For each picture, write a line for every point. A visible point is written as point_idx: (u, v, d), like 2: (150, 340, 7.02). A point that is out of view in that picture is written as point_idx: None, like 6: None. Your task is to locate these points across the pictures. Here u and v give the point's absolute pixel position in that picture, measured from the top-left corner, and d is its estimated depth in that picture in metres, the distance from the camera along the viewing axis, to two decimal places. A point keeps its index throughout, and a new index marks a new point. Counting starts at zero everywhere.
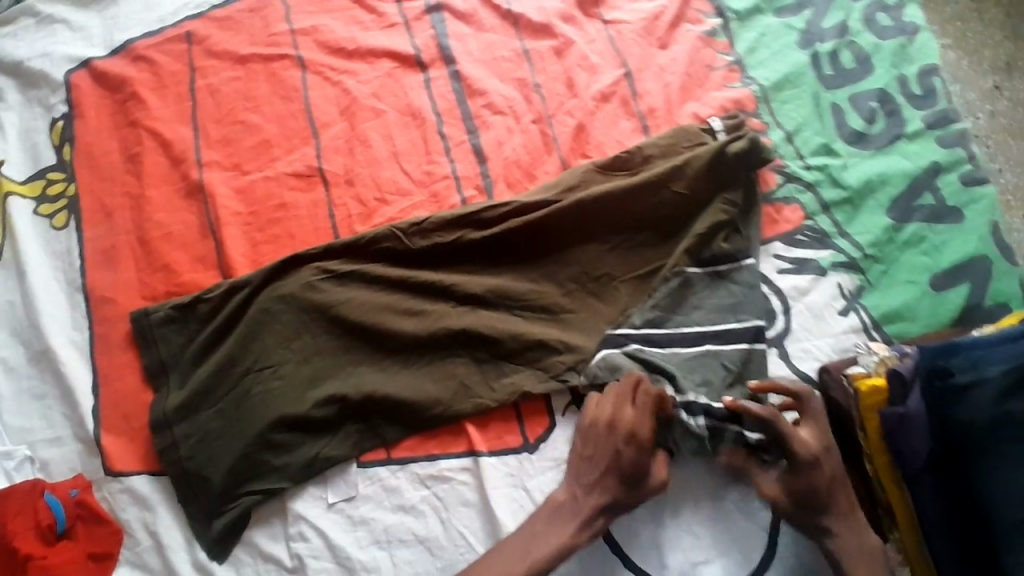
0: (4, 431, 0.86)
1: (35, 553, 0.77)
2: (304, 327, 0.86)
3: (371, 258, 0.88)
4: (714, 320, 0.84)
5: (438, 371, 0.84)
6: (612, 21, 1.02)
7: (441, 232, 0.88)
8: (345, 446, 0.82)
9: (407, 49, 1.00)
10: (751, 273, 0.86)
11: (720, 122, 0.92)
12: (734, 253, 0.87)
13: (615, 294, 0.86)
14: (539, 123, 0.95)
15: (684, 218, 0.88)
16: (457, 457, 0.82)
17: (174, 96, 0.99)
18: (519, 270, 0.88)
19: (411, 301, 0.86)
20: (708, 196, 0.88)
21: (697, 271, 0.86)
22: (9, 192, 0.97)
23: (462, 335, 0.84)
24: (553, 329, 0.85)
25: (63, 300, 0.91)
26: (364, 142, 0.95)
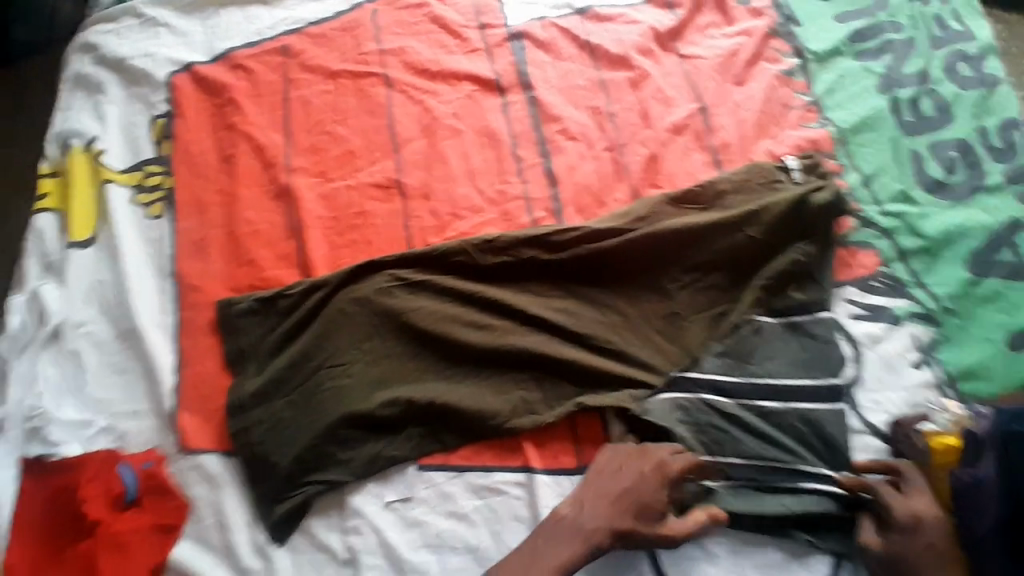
0: (86, 402, 0.93)
1: (105, 519, 0.84)
2: (377, 330, 0.90)
3: (444, 270, 0.92)
4: (784, 372, 0.85)
5: (500, 384, 0.87)
6: (689, 56, 1.05)
7: (512, 250, 0.91)
8: (405, 447, 0.85)
9: (488, 73, 1.04)
10: (826, 326, 0.88)
11: (795, 161, 0.95)
12: (808, 303, 0.89)
13: (683, 332, 0.88)
14: (612, 151, 0.98)
15: (755, 262, 0.90)
16: (512, 471, 0.84)
17: (269, 104, 1.06)
18: (586, 295, 0.90)
19: (479, 315, 0.89)
20: (783, 244, 0.91)
21: (773, 323, 0.88)
22: (110, 180, 1.05)
23: (527, 353, 0.86)
24: (615, 357, 0.87)
25: (153, 284, 0.98)
26: (442, 159, 1.00)
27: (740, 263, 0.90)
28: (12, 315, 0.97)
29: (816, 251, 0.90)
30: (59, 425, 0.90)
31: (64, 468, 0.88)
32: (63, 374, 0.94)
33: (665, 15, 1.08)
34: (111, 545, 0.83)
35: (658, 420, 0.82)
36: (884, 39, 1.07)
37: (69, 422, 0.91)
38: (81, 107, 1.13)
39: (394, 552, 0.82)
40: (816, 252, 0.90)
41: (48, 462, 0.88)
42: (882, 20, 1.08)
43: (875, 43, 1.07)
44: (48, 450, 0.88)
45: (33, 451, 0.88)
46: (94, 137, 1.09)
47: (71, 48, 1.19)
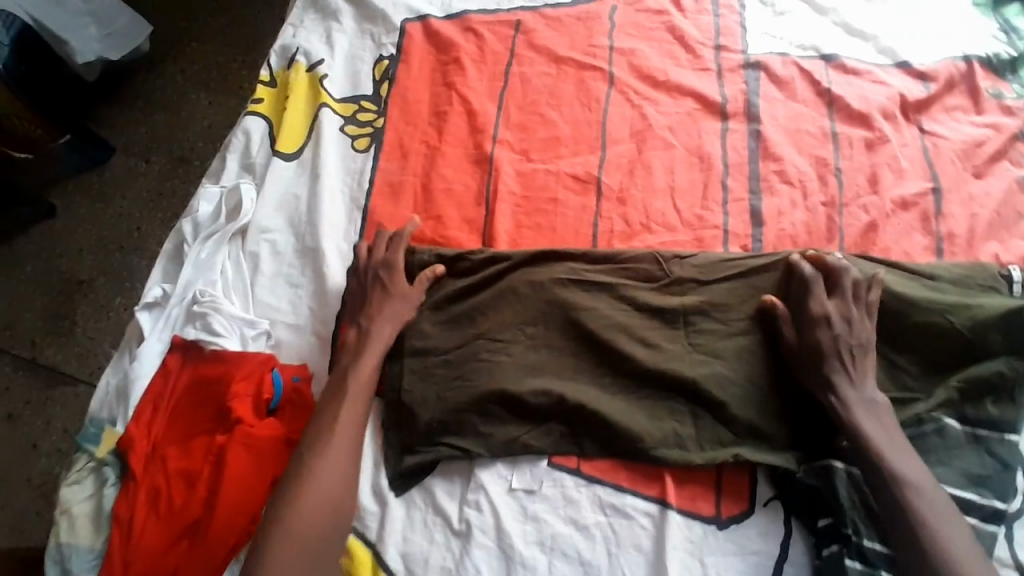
0: (254, 302, 0.96)
1: (246, 420, 0.86)
2: (544, 314, 0.89)
3: (625, 276, 0.91)
4: (957, 484, 0.77)
5: (654, 408, 0.84)
6: (933, 132, 0.97)
7: (703, 273, 0.89)
8: (544, 440, 0.84)
9: (715, 95, 1.01)
10: (1011, 449, 0.78)
11: (1021, 272, 0.86)
12: (1002, 421, 0.79)
13: None
14: (828, 207, 0.92)
15: (955, 362, 0.83)
16: (644, 499, 0.80)
17: (490, 72, 1.08)
18: (768, 348, 0.85)
19: (651, 331, 0.87)
20: (987, 354, 0.82)
21: (957, 430, 0.79)
22: (326, 105, 1.08)
23: (693, 387, 0.83)
24: (782, 418, 0.82)
25: (342, 212, 1.01)
26: (646, 168, 0.98)
27: (939, 360, 0.83)
28: (204, 204, 1.03)
29: None
30: (225, 316, 0.93)
31: (220, 360, 0.90)
32: (238, 270, 0.98)
33: (917, 85, 1.01)
34: (246, 445, 0.84)
35: (824, 488, 0.77)
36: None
37: (236, 316, 0.93)
38: (312, 29, 1.17)
39: (506, 539, 0.80)
40: None
41: (205, 349, 0.91)
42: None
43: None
44: (204, 337, 0.92)
45: (187, 333, 0.92)
46: (320, 61, 1.12)
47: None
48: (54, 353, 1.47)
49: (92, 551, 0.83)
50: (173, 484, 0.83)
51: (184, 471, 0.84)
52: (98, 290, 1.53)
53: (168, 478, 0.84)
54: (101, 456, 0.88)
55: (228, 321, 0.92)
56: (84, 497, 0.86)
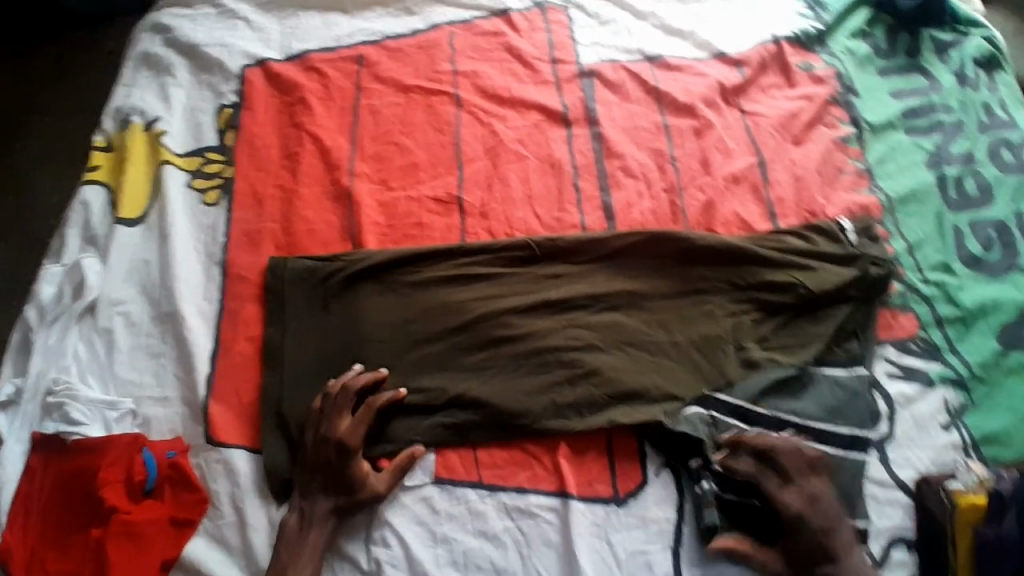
0: (112, 381, 0.89)
1: (122, 507, 0.79)
2: (428, 309, 0.91)
3: (499, 263, 0.94)
4: (817, 415, 0.85)
5: (533, 382, 0.86)
6: (751, 112, 1.09)
7: (573, 252, 0.95)
8: (427, 432, 0.85)
9: (556, 105, 1.07)
10: (860, 381, 0.88)
11: (851, 223, 0.99)
12: (847, 361, 0.90)
13: (723, 358, 0.88)
14: (670, 193, 1.00)
15: (804, 313, 0.92)
16: (546, 495, 0.82)
17: (338, 109, 1.08)
18: (632, 310, 0.91)
19: (521, 310, 0.91)
20: (831, 302, 0.93)
21: (818, 373, 0.88)
22: (169, 161, 1.04)
23: (565, 355, 0.88)
24: (653, 372, 0.87)
25: (200, 270, 0.96)
26: (503, 181, 1.02)
27: (787, 311, 0.92)
28: (47, 286, 0.95)
29: (859, 313, 0.93)
30: (80, 402, 0.85)
31: (85, 450, 0.83)
32: (92, 350, 0.90)
33: (731, 71, 1.12)
34: (125, 534, 0.78)
35: (691, 430, 0.83)
36: (935, 118, 1.10)
37: (94, 399, 0.86)
38: (146, 85, 1.12)
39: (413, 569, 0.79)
40: (860, 315, 0.93)
41: (66, 441, 0.84)
42: (934, 100, 1.11)
43: (927, 122, 1.09)
44: (62, 429, 0.84)
45: (46, 427, 0.84)
46: (157, 118, 1.08)
47: (141, 27, 1.19)
48: None
49: None
50: None
51: (66, 573, 0.78)
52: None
53: None
54: None
55: (82, 406, 0.85)
56: None
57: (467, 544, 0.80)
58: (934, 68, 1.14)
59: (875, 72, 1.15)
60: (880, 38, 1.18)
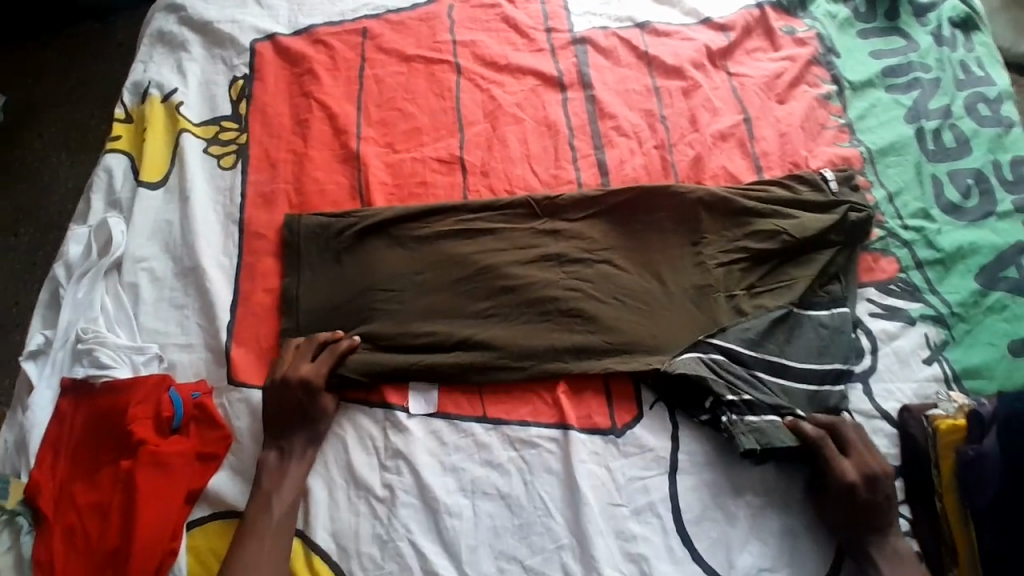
0: (139, 330, 0.95)
1: (150, 440, 0.85)
2: (434, 263, 0.97)
3: (501, 221, 1.00)
4: (804, 356, 0.90)
5: (533, 329, 0.92)
6: (737, 74, 1.14)
7: (570, 210, 1.00)
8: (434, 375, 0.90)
9: (551, 70, 1.13)
10: (843, 320, 0.93)
11: (832, 173, 1.03)
12: (830, 301, 0.95)
13: (713, 304, 0.93)
14: (661, 149, 1.06)
15: (790, 260, 0.97)
16: (548, 429, 0.88)
17: (345, 78, 1.14)
18: (627, 264, 0.97)
19: (522, 265, 0.96)
20: (816, 247, 0.97)
21: (805, 316, 0.93)
22: (186, 130, 1.10)
23: (563, 304, 0.93)
24: (645, 319, 0.93)
25: (219, 229, 1.02)
26: (502, 142, 1.08)
27: (774, 259, 0.97)
28: (74, 245, 1.01)
29: (843, 258, 0.98)
30: (110, 348, 0.91)
31: (114, 390, 0.88)
32: (118, 303, 0.96)
33: (718, 36, 1.18)
34: (154, 465, 0.83)
35: (688, 371, 0.87)
36: (914, 75, 1.15)
37: (123, 345, 0.92)
38: (162, 61, 1.18)
39: (424, 503, 0.84)
40: (842, 259, 0.98)
41: (96, 383, 0.89)
42: (913, 59, 1.16)
43: (905, 80, 1.15)
44: (93, 373, 0.90)
45: (76, 372, 0.90)
46: (174, 90, 1.14)
47: (155, 7, 1.25)
48: None
49: None
50: (86, 520, 0.81)
51: (95, 503, 0.82)
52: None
53: (81, 513, 0.82)
54: (12, 506, 0.83)
55: (112, 351, 0.91)
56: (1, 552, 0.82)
57: (474, 472, 0.86)
58: (912, 30, 1.20)
59: (855, 34, 1.20)
60: (862, 1, 1.23)
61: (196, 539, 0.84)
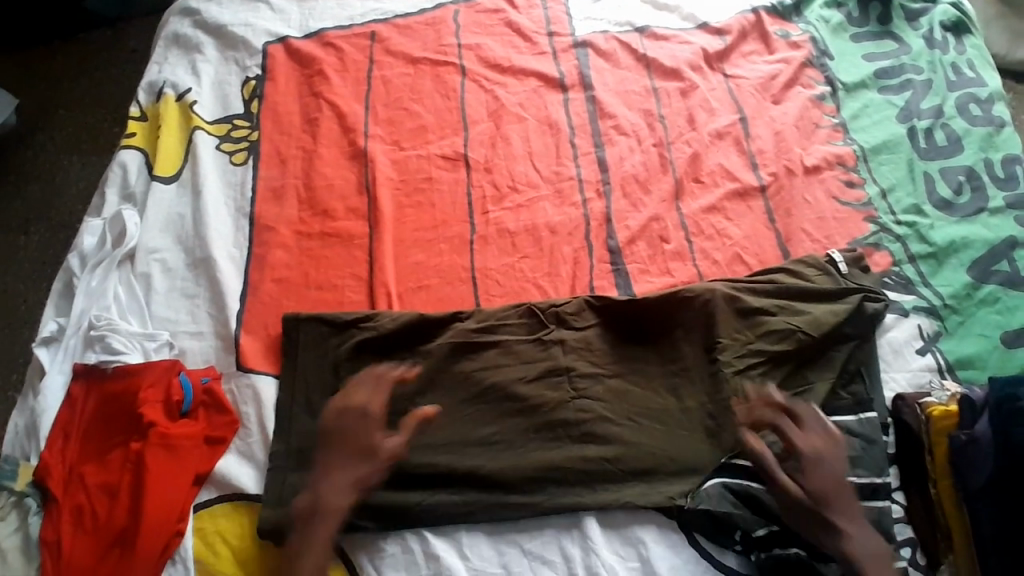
0: (151, 318, 0.98)
1: (160, 423, 0.87)
2: (436, 382, 0.91)
3: (508, 330, 0.94)
4: None
5: (545, 458, 0.86)
6: (733, 76, 1.18)
7: (577, 316, 0.95)
8: (439, 510, 0.84)
9: (553, 72, 1.17)
10: (871, 426, 0.89)
11: (841, 254, 1.01)
12: (855, 404, 0.90)
13: (736, 419, 0.88)
14: (659, 146, 1.09)
15: (812, 359, 0.93)
16: (561, 535, 0.84)
17: (353, 79, 1.18)
18: (641, 379, 0.91)
19: (530, 382, 0.90)
20: (835, 348, 0.93)
21: (829, 424, 0.89)
22: (199, 127, 1.13)
23: (575, 428, 0.88)
24: (662, 438, 0.87)
25: (229, 222, 1.05)
26: (505, 140, 1.11)
27: (791, 360, 0.92)
28: (89, 236, 1.04)
29: (864, 353, 0.94)
30: (122, 334, 0.94)
31: (125, 374, 0.91)
32: (131, 292, 0.99)
33: (715, 39, 1.21)
34: (164, 446, 0.85)
35: (712, 506, 0.83)
36: (907, 77, 1.18)
37: (135, 332, 0.94)
38: (177, 62, 1.22)
39: (428, 535, 0.84)
40: (864, 355, 0.93)
41: (107, 369, 0.92)
42: (905, 62, 1.20)
43: (899, 81, 1.18)
44: (104, 358, 0.92)
45: (88, 358, 0.92)
46: (188, 89, 1.17)
47: (170, 11, 1.29)
48: None
49: None
50: (94, 500, 0.83)
51: (104, 484, 0.84)
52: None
53: (89, 494, 0.83)
54: (21, 488, 0.85)
55: (125, 338, 0.93)
56: (11, 531, 0.83)
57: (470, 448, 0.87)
58: (905, 33, 1.23)
59: (848, 38, 1.24)
60: (855, 7, 1.27)
61: (202, 520, 0.84)
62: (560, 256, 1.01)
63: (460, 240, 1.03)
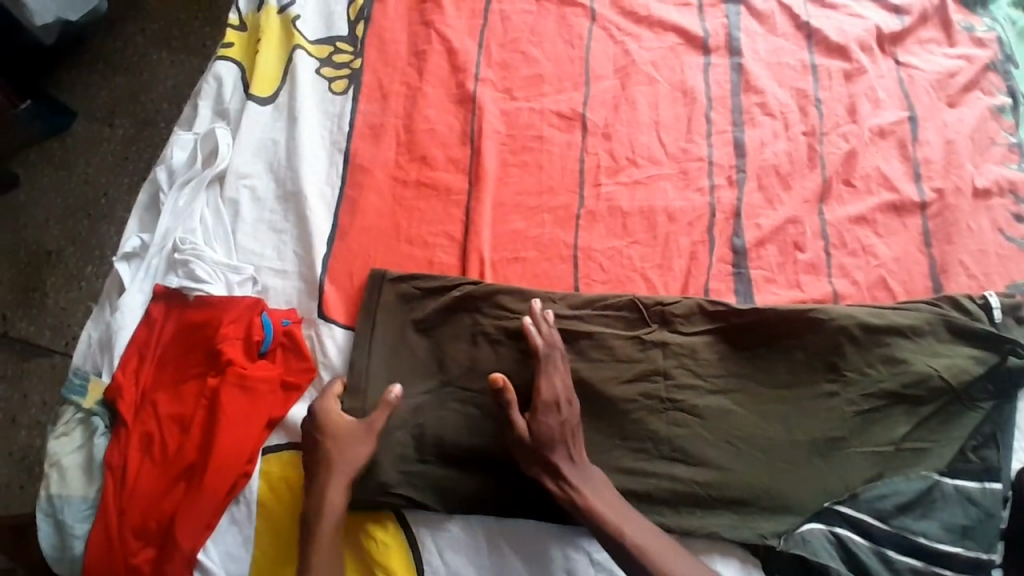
0: (236, 248, 0.93)
1: (239, 363, 0.84)
2: (521, 366, 0.84)
3: (606, 322, 0.86)
4: (941, 537, 0.76)
5: (630, 468, 0.80)
6: (906, 64, 1.01)
7: (684, 319, 0.85)
8: (510, 503, 0.80)
9: (697, 30, 1.01)
10: (994, 498, 0.78)
11: (998, 298, 0.86)
12: (982, 469, 0.79)
13: (845, 462, 0.80)
14: (810, 136, 0.95)
15: (944, 410, 0.82)
16: None
17: (468, 11, 1.05)
18: (746, 399, 0.82)
19: (624, 383, 0.83)
20: (974, 403, 0.82)
21: (949, 486, 0.79)
22: (300, 46, 1.04)
23: (667, 442, 0.81)
24: (762, 470, 0.79)
25: (324, 156, 0.98)
26: (631, 104, 0.98)
27: (921, 409, 0.82)
28: (178, 150, 1.00)
29: (1007, 415, 0.82)
30: (207, 262, 0.90)
31: (206, 306, 0.88)
32: (218, 217, 0.95)
33: (891, 17, 1.04)
34: (241, 387, 0.83)
35: (809, 555, 0.75)
36: None
37: (219, 262, 0.90)
38: None
39: (494, 523, 0.80)
40: (1006, 416, 0.82)
41: (189, 296, 0.89)
42: None
43: None
44: (187, 285, 0.89)
45: (169, 281, 0.90)
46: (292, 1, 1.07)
47: None
48: (27, 325, 1.39)
49: (85, 501, 0.82)
50: (165, 431, 0.83)
51: (178, 417, 0.83)
52: (68, 259, 1.44)
53: (161, 423, 0.83)
54: (89, 406, 0.86)
55: (210, 267, 0.90)
56: (73, 449, 0.85)
57: None
58: None
59: None
60: None
61: (269, 464, 0.83)
62: (675, 247, 0.91)
63: (565, 213, 0.93)
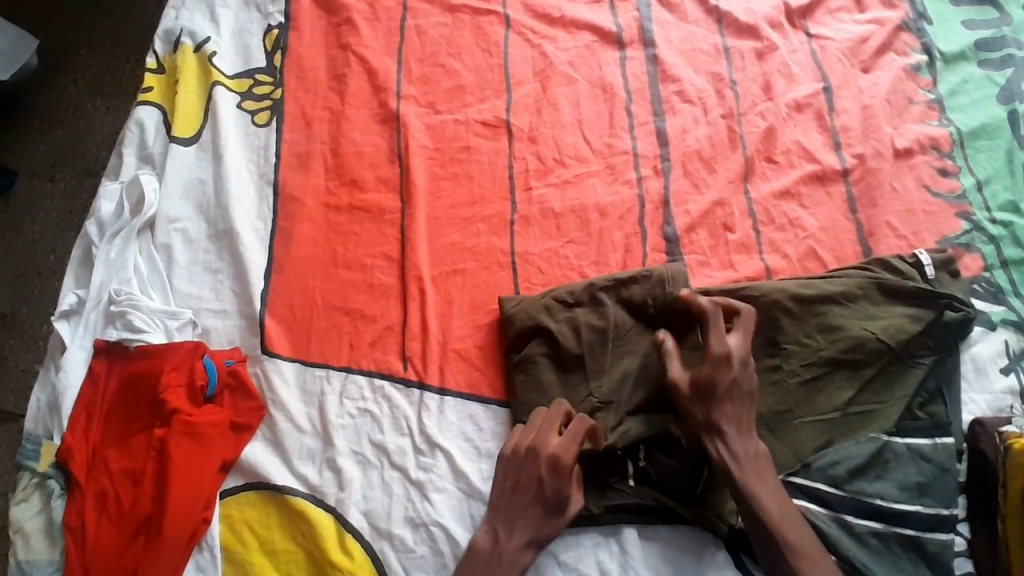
0: (172, 293, 0.93)
1: (184, 409, 0.83)
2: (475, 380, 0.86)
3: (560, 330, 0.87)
4: (896, 497, 0.78)
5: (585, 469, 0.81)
6: (817, 36, 1.03)
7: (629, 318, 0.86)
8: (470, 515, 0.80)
9: (610, 25, 1.03)
10: (946, 453, 0.80)
11: (929, 255, 0.88)
12: (931, 426, 0.81)
13: (794, 434, 0.81)
14: (728, 118, 0.97)
15: (886, 371, 0.84)
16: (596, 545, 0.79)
17: (384, 30, 1.06)
18: None
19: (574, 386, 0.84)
20: (914, 360, 0.84)
21: (899, 445, 0.80)
22: (219, 83, 1.04)
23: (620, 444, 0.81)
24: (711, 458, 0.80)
25: (253, 190, 0.98)
26: (553, 105, 0.99)
27: (863, 372, 0.83)
28: (106, 201, 0.98)
29: (945, 367, 0.84)
30: (143, 311, 0.89)
31: (146, 355, 0.87)
32: (152, 264, 0.94)
33: None
34: (188, 434, 0.82)
35: None
36: (1009, 51, 1.03)
37: (155, 309, 0.90)
38: (193, 5, 1.10)
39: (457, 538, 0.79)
40: (945, 368, 0.84)
41: (129, 347, 0.88)
42: (1008, 34, 1.04)
43: (1000, 55, 1.03)
44: (125, 336, 0.88)
45: (109, 335, 0.89)
46: (207, 39, 1.07)
47: None
48: None
49: (51, 564, 0.80)
50: (118, 486, 0.81)
51: (128, 471, 0.82)
52: (23, 320, 1.41)
53: (113, 479, 0.82)
54: (44, 469, 0.84)
55: (146, 315, 0.89)
56: (34, 513, 0.83)
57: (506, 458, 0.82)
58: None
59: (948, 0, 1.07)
60: None
61: (229, 508, 0.82)
62: (609, 242, 0.92)
63: (499, 220, 0.94)
